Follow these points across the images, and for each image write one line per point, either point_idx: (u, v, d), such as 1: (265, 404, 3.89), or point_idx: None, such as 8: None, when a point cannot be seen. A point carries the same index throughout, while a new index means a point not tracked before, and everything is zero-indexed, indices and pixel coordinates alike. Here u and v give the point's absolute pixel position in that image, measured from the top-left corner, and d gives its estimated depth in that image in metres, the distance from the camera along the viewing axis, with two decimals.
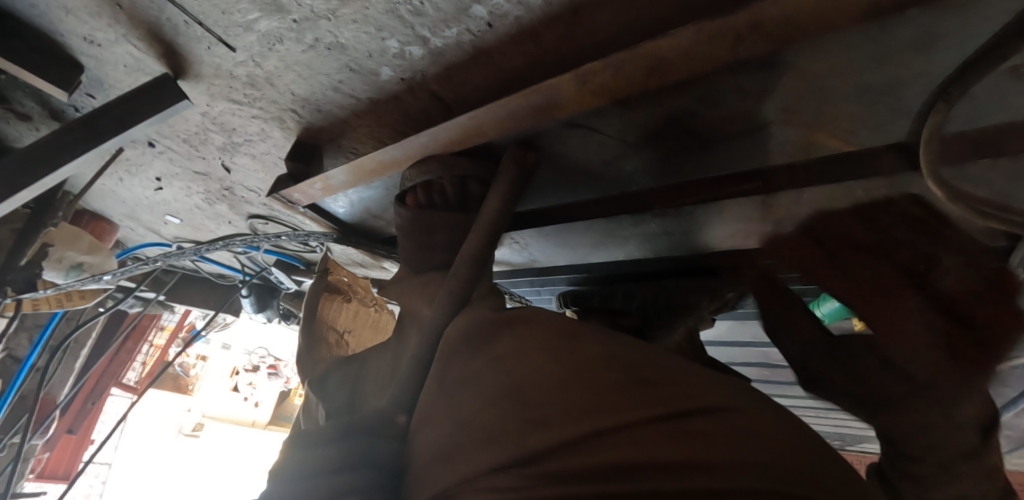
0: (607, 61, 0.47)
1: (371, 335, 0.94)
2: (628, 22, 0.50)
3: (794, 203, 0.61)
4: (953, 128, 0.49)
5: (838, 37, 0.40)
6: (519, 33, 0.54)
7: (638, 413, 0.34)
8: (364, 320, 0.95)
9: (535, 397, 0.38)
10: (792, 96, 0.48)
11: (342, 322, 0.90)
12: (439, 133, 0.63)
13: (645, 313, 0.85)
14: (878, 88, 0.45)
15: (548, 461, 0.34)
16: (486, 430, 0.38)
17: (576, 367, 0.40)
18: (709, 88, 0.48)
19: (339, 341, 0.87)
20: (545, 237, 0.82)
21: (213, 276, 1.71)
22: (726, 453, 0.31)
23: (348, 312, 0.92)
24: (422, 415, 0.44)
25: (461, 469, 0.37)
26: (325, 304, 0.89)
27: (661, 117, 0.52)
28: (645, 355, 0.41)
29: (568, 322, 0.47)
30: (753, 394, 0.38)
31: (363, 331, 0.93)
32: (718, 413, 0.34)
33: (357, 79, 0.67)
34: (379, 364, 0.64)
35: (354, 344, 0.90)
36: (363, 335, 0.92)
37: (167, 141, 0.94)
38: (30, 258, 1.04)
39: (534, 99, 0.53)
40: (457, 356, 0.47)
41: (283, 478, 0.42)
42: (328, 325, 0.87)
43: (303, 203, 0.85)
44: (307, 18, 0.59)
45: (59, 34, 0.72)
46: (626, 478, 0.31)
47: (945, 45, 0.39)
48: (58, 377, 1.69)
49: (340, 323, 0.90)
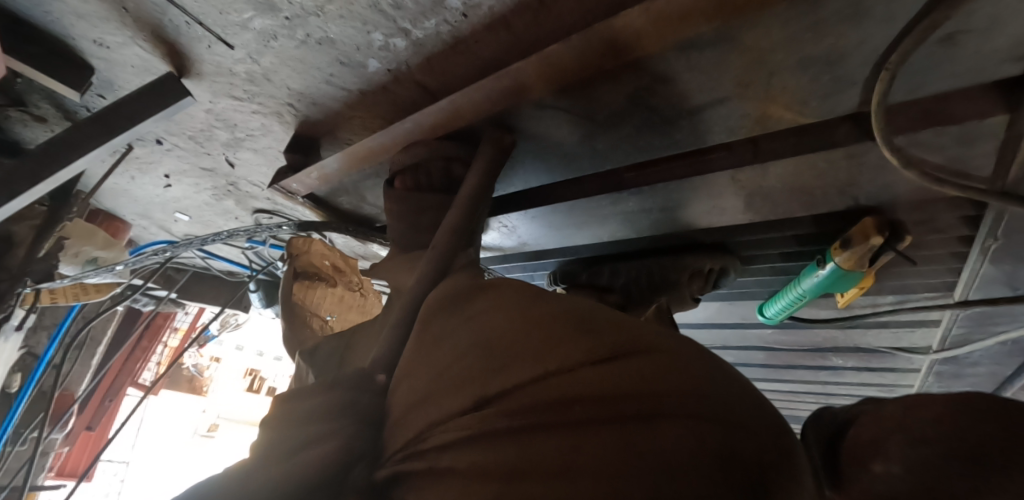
0: (570, 44, 0.50)
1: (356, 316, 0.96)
2: (590, 8, 0.54)
3: (761, 177, 0.64)
4: (899, 99, 0.52)
5: (776, 12, 0.43)
6: (492, 22, 0.58)
7: (587, 354, 0.40)
8: (350, 303, 0.95)
9: (500, 347, 0.44)
10: (743, 71, 0.51)
11: (328, 307, 0.91)
12: (423, 119, 0.67)
13: (629, 291, 0.88)
14: (823, 61, 0.48)
15: (510, 399, 0.39)
16: (455, 378, 0.43)
17: (539, 320, 0.45)
18: (666, 65, 0.52)
19: (323, 325, 0.89)
20: (530, 219, 0.86)
21: (223, 273, 1.77)
22: (657, 383, 0.38)
23: (336, 295, 0.93)
24: (402, 371, 0.48)
25: (430, 414, 0.42)
26: (305, 293, 0.89)
27: (625, 95, 0.56)
28: (600, 309, 0.47)
29: (534, 285, 0.52)
30: (682, 339, 0.45)
31: (349, 315, 0.94)
32: (654, 353, 0.41)
33: (347, 72, 0.72)
34: (367, 338, 0.69)
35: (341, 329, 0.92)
36: (349, 318, 0.94)
37: (174, 139, 0.99)
38: (48, 250, 1.11)
39: (506, 82, 0.57)
40: (436, 318, 0.52)
41: (271, 429, 0.46)
42: (311, 311, 0.89)
43: (301, 192, 0.91)
44: (298, 15, 0.63)
45: (70, 38, 0.77)
46: (573, 406, 0.37)
47: (876, 17, 0.43)
48: (76, 373, 1.76)
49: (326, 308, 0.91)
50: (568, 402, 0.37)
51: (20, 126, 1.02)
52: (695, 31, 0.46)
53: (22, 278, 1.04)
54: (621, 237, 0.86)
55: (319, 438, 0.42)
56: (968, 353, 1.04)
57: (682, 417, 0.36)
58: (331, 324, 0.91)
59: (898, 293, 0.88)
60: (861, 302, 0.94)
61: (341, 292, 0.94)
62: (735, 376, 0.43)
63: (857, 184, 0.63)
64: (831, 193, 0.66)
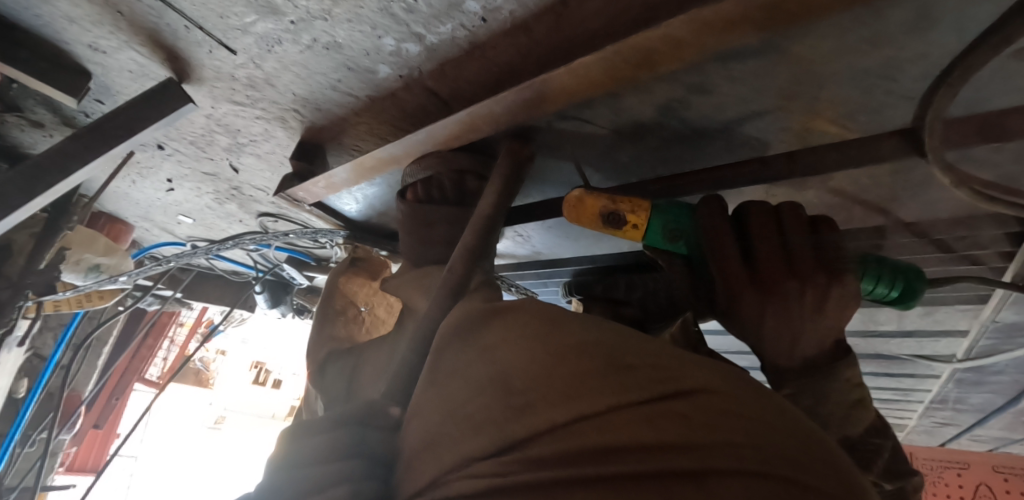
0: (599, 54, 0.47)
1: (385, 316, 0.90)
2: (618, 13, 0.50)
3: (796, 190, 0.60)
4: (956, 112, 0.48)
5: (832, 20, 0.39)
6: (511, 26, 0.54)
7: (618, 397, 0.38)
8: (381, 300, 0.91)
9: (517, 383, 0.42)
10: (787, 80, 0.47)
11: (363, 299, 0.89)
12: (435, 131, 0.64)
13: (646, 305, 0.83)
14: (875, 71, 0.44)
15: (536, 446, 0.38)
16: (473, 418, 0.42)
17: (563, 352, 0.43)
18: (703, 76, 0.48)
19: (356, 316, 0.86)
20: (547, 229, 0.83)
21: (228, 273, 1.74)
22: (701, 432, 0.34)
23: (371, 288, 0.91)
24: (414, 407, 0.48)
25: (449, 457, 0.41)
26: (347, 279, 0.90)
27: (655, 105, 0.53)
28: (629, 339, 0.44)
29: (558, 309, 0.49)
30: (732, 374, 0.41)
31: (379, 312, 0.90)
32: (697, 394, 0.38)
33: (354, 78, 0.68)
34: (380, 360, 0.68)
35: (370, 324, 0.87)
36: (379, 315, 0.89)
37: (175, 144, 0.96)
38: (49, 260, 1.08)
39: (526, 93, 0.53)
40: (450, 349, 0.50)
41: (285, 469, 0.45)
42: (347, 299, 0.87)
43: (308, 201, 0.88)
44: (303, 19, 0.59)
45: (64, 43, 0.74)
46: (607, 458, 0.35)
47: (941, 26, 0.39)
48: (83, 375, 1.75)
49: (359, 300, 0.89)
50: (600, 454, 0.35)
51: (17, 131, 0.98)
52: (739, 40, 0.42)
53: (23, 289, 1.03)
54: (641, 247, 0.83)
55: (333, 481, 0.42)
56: (994, 362, 1.01)
57: (737, 473, 0.31)
58: (364, 315, 0.87)
59: (928, 305, 0.84)
60: (889, 313, 0.90)
61: (376, 287, 0.91)
62: (797, 415, 0.38)
63: (896, 197, 0.59)
64: (868, 205, 0.62)
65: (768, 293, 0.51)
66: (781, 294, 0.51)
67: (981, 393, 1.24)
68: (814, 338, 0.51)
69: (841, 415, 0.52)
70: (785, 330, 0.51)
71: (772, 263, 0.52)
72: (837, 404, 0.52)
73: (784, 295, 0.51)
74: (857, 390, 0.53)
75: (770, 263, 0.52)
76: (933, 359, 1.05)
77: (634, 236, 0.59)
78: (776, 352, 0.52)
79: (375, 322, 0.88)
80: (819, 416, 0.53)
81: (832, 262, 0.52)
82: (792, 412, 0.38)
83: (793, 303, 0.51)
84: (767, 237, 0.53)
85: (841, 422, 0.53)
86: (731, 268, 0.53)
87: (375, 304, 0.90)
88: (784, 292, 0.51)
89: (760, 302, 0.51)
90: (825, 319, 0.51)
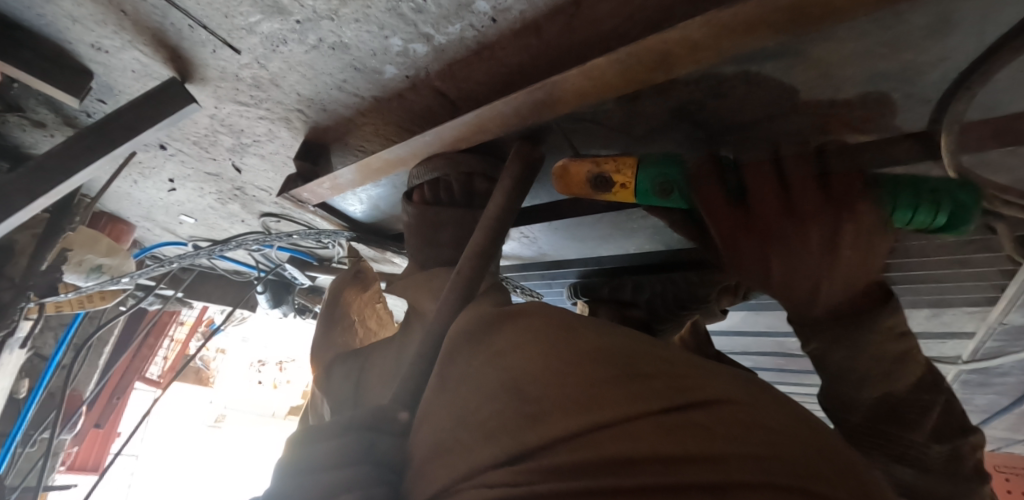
0: (613, 55, 0.46)
1: (376, 328, 0.88)
2: (631, 14, 0.49)
3: None
4: (973, 116, 0.47)
5: (851, 23, 0.39)
6: (522, 27, 0.53)
7: (636, 406, 0.37)
8: (372, 312, 0.89)
9: (531, 390, 0.41)
10: (802, 83, 0.47)
11: (358, 309, 0.86)
12: (443, 132, 0.63)
13: (654, 308, 0.84)
14: (893, 75, 0.44)
15: (551, 455, 0.37)
16: (486, 426, 0.41)
17: (577, 359, 0.42)
18: (718, 79, 0.47)
19: (351, 326, 0.84)
20: (553, 231, 0.82)
21: (229, 272, 1.73)
22: (723, 444, 0.34)
23: (365, 298, 0.88)
24: (423, 413, 0.47)
25: (462, 466, 0.40)
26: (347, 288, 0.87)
27: (668, 107, 0.52)
28: (644, 346, 0.44)
29: (571, 315, 0.48)
30: (751, 383, 0.41)
31: (370, 323, 0.88)
32: (715, 404, 0.37)
33: (360, 79, 0.67)
34: (387, 363, 0.67)
35: (361, 336, 0.85)
36: (370, 327, 0.87)
37: (178, 144, 0.95)
38: (50, 261, 1.08)
39: (538, 94, 0.53)
40: (460, 354, 0.50)
41: (293, 475, 0.45)
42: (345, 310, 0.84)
43: (313, 202, 0.87)
44: (310, 19, 0.58)
45: (66, 42, 0.73)
46: (626, 470, 0.34)
47: (962, 29, 0.38)
48: (83, 375, 1.74)
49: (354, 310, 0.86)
50: (619, 465, 0.35)
51: (18, 131, 0.97)
52: (756, 43, 0.42)
53: (25, 290, 1.02)
54: (649, 249, 0.83)
55: (342, 488, 0.41)
56: (999, 364, 1.00)
57: (764, 486, 0.31)
58: (357, 326, 0.85)
59: (935, 307, 0.84)
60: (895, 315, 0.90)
61: (371, 298, 0.89)
62: (820, 425, 0.38)
63: None
64: None
65: (766, 238, 0.47)
66: (782, 235, 0.47)
67: (985, 394, 1.23)
68: (837, 282, 0.46)
69: (879, 370, 0.49)
70: (796, 278, 0.47)
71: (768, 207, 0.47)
72: (876, 356, 0.48)
73: (783, 237, 0.47)
74: (902, 342, 0.48)
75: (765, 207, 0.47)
76: (939, 361, 1.04)
77: (625, 198, 0.53)
78: (794, 301, 0.48)
79: (367, 333, 0.86)
80: (854, 370, 0.49)
81: (839, 196, 0.46)
82: (812, 422, 0.38)
83: (800, 247, 0.46)
84: (762, 178, 0.48)
85: (878, 379, 0.50)
86: (724, 213, 0.49)
87: (367, 315, 0.88)
88: (784, 237, 0.46)
89: (761, 249, 0.48)
90: (842, 261, 0.45)
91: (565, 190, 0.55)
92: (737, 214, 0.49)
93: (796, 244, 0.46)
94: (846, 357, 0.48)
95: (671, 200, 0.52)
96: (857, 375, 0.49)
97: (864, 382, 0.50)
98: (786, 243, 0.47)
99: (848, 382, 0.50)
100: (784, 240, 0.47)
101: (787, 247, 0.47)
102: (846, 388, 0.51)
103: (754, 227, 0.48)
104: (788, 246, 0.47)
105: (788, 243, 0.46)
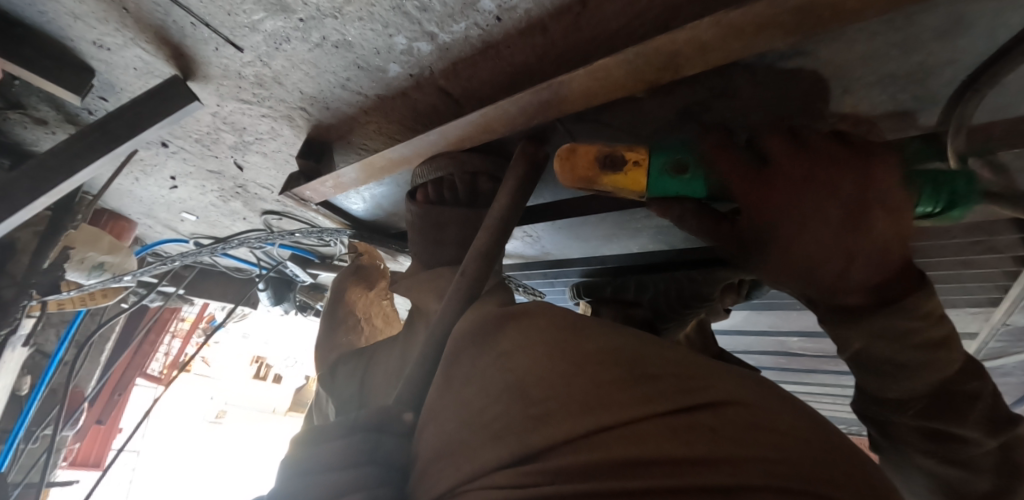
0: (622, 56, 0.46)
1: (383, 326, 0.92)
2: (638, 14, 0.49)
3: None
4: (981, 118, 0.47)
5: (861, 25, 0.38)
6: (528, 26, 0.53)
7: (642, 408, 0.37)
8: (378, 310, 0.93)
9: (537, 391, 0.41)
10: (810, 85, 0.46)
11: (362, 308, 0.90)
12: (448, 131, 0.63)
13: (657, 307, 0.83)
14: (902, 77, 0.44)
15: (556, 457, 0.37)
16: (490, 427, 0.41)
17: (581, 362, 0.42)
18: (726, 79, 0.47)
19: (357, 325, 0.87)
20: (556, 230, 0.82)
21: (231, 269, 1.73)
22: (730, 446, 0.34)
23: (368, 297, 0.92)
24: (427, 414, 0.47)
25: (466, 467, 0.40)
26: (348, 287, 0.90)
27: (676, 108, 0.52)
28: (650, 347, 0.44)
29: (574, 314, 0.49)
30: (759, 385, 0.41)
31: (376, 320, 0.91)
32: (723, 406, 0.37)
33: (364, 77, 0.67)
34: (391, 363, 0.67)
35: (368, 334, 0.88)
36: (377, 326, 0.90)
37: (180, 142, 0.95)
38: (52, 259, 1.08)
39: (543, 95, 0.53)
40: (464, 355, 0.50)
41: (299, 475, 0.45)
42: (348, 309, 0.88)
43: (315, 201, 0.87)
44: (313, 17, 0.58)
45: (68, 39, 0.72)
46: (633, 471, 0.34)
47: (973, 32, 0.38)
48: (85, 372, 1.75)
49: (359, 310, 0.89)
50: (624, 467, 0.35)
51: (19, 128, 0.97)
52: (766, 44, 0.41)
53: (28, 288, 1.02)
54: (652, 249, 0.82)
55: (349, 488, 0.41)
56: (1002, 364, 1.00)
57: (769, 488, 0.31)
58: (363, 324, 0.88)
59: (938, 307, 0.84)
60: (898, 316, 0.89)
61: (373, 297, 0.92)
62: (832, 430, 0.37)
63: None
64: None
65: (782, 217, 0.42)
66: (801, 207, 0.41)
67: None
68: (867, 257, 0.39)
69: (919, 360, 0.43)
70: (818, 252, 0.40)
71: (783, 185, 0.42)
72: (917, 344, 0.42)
73: (806, 208, 0.41)
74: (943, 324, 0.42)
75: (777, 184, 0.43)
76: None
77: (636, 181, 0.51)
78: (817, 283, 0.41)
79: (373, 330, 0.89)
80: (892, 362, 0.44)
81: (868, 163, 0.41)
82: (825, 428, 0.37)
83: (818, 219, 0.41)
84: (776, 145, 0.44)
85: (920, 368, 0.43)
86: (735, 181, 0.45)
87: (372, 313, 0.91)
88: (801, 209, 0.41)
89: (775, 224, 0.43)
90: (871, 234, 0.39)
91: (572, 177, 0.52)
92: (750, 182, 0.44)
93: (819, 218, 0.41)
94: (891, 350, 0.42)
95: (686, 181, 0.50)
96: (896, 366, 0.44)
97: (902, 375, 0.44)
98: (806, 216, 0.41)
99: (885, 376, 0.45)
100: (806, 213, 0.41)
101: (808, 220, 0.41)
102: (883, 383, 0.46)
103: (770, 195, 0.43)
104: (807, 220, 0.41)
105: (808, 216, 0.41)
